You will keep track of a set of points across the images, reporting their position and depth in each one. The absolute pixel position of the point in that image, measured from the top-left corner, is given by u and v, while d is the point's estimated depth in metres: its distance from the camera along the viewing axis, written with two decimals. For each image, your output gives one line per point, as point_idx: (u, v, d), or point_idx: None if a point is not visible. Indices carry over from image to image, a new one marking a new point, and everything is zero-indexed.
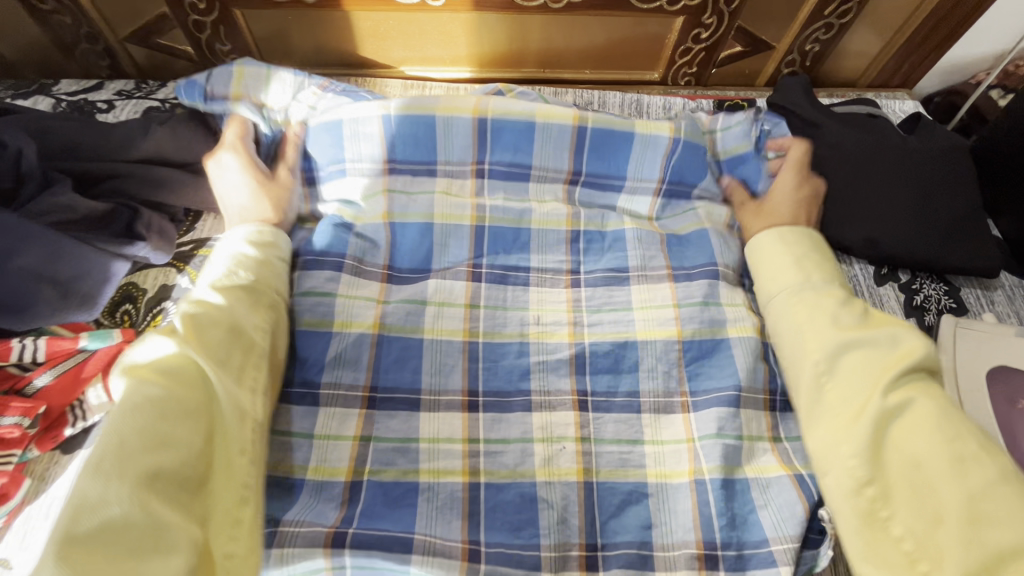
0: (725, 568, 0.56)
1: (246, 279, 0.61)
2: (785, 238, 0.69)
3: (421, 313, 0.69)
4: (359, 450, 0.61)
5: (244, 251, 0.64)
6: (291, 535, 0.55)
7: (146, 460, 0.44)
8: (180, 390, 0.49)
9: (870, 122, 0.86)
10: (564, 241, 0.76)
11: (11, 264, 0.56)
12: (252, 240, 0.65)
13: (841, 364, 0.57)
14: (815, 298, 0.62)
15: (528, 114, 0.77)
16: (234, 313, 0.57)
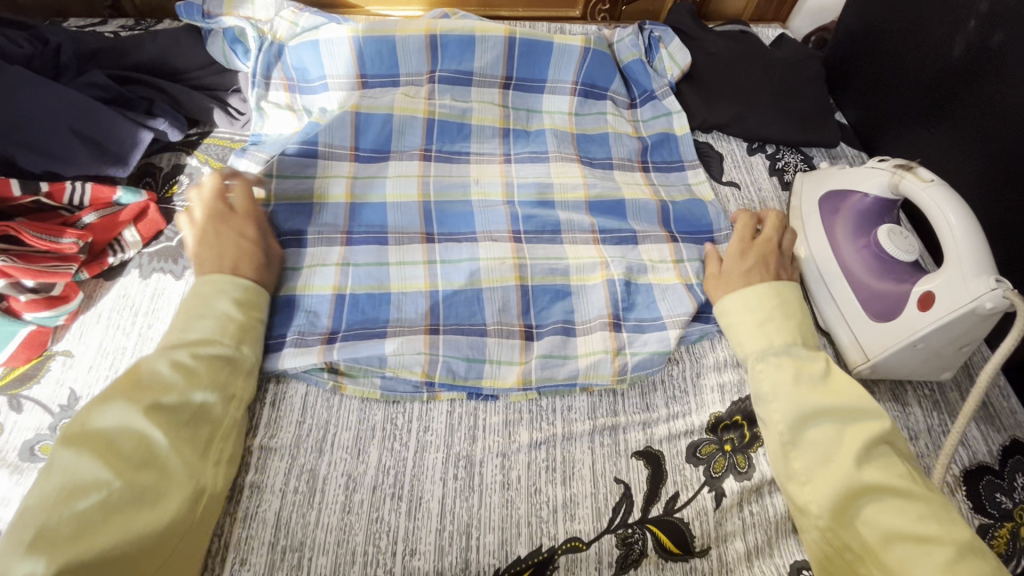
0: (626, 330, 0.76)
1: (225, 351, 0.64)
2: (749, 297, 0.70)
3: (383, 184, 0.86)
4: (340, 273, 0.77)
5: (228, 312, 0.66)
6: (299, 341, 0.71)
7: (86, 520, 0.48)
8: (139, 446, 0.53)
9: (742, 37, 1.08)
10: (498, 135, 0.94)
11: (63, 121, 0.75)
12: (235, 298, 0.67)
13: (814, 432, 0.59)
14: (783, 365, 0.64)
15: (468, 29, 0.93)
16: (207, 390, 0.60)
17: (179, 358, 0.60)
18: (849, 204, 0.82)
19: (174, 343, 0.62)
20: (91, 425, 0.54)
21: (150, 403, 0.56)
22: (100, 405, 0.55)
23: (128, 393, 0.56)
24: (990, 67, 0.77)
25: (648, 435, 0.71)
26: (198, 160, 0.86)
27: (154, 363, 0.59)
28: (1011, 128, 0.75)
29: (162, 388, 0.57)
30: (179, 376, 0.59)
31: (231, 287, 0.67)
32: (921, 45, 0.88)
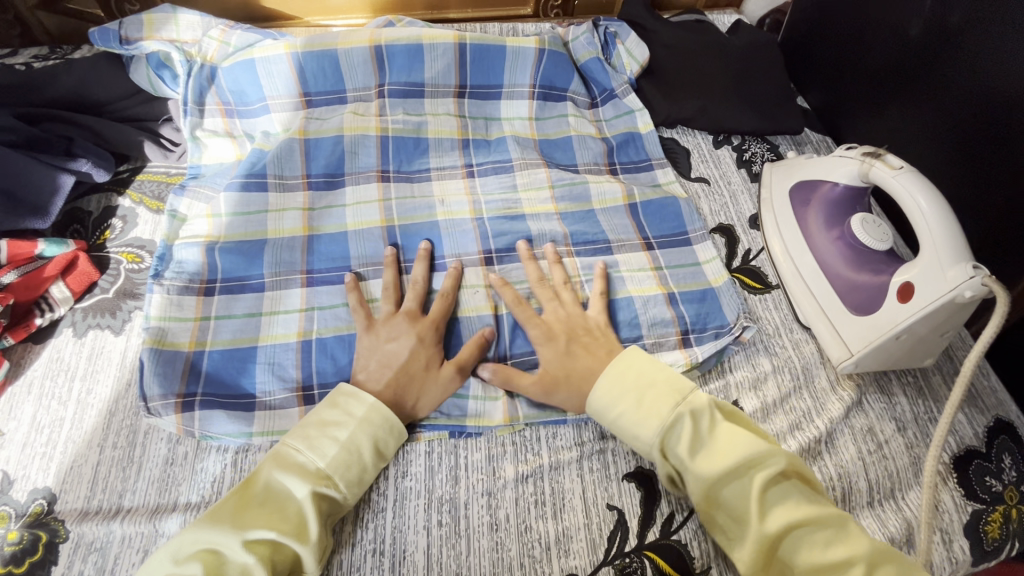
0: None
1: (366, 464, 0.60)
2: (608, 377, 0.66)
3: (343, 214, 0.81)
4: (306, 318, 0.72)
5: (365, 435, 0.60)
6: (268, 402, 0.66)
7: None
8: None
9: (698, 27, 1.05)
10: (457, 147, 0.89)
11: None
12: (379, 422, 0.61)
13: (723, 492, 0.58)
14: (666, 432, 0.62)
15: (416, 37, 0.87)
16: (340, 491, 0.58)
17: (302, 492, 0.56)
18: (819, 194, 0.80)
19: (299, 466, 0.58)
20: (204, 539, 0.52)
21: (256, 536, 0.52)
22: (210, 525, 0.52)
23: (243, 518, 0.54)
24: (950, 46, 0.76)
25: (638, 454, 0.68)
26: (131, 199, 0.79)
27: (278, 485, 0.57)
28: (976, 108, 0.74)
29: (275, 521, 0.54)
30: (288, 513, 0.55)
31: (378, 421, 0.61)
32: (878, 27, 0.87)
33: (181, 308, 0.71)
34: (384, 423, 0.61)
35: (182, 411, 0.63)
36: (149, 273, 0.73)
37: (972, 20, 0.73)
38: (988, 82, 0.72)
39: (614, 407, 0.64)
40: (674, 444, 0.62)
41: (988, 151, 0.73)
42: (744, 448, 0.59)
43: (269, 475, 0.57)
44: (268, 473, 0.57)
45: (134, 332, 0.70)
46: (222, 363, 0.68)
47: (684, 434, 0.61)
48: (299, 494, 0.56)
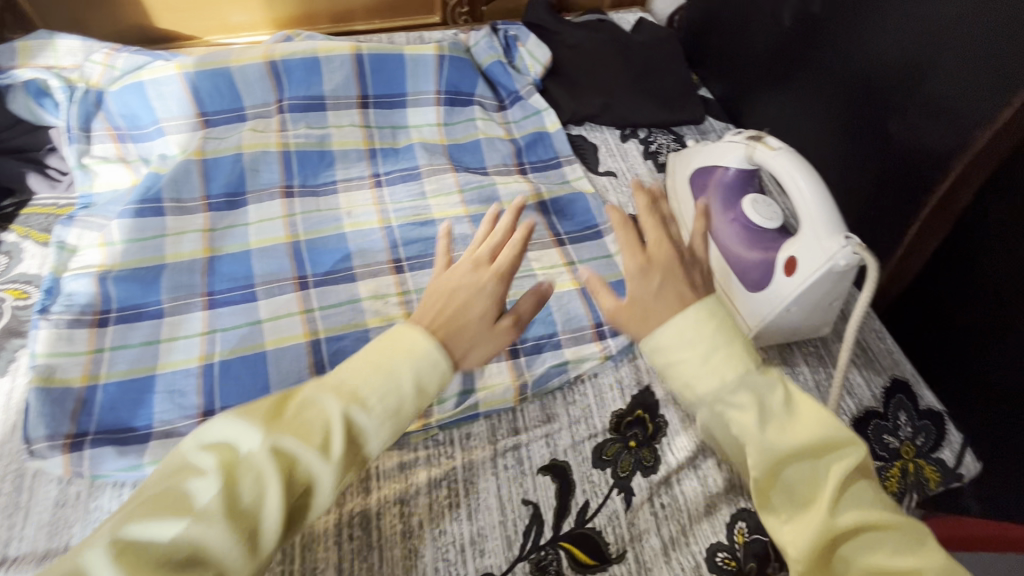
0: (525, 353, 0.75)
1: (370, 406, 0.41)
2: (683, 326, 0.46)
3: (245, 232, 0.79)
4: (208, 341, 0.70)
5: (400, 375, 0.42)
6: (167, 430, 0.64)
7: (187, 556, 0.35)
8: (247, 503, 0.37)
9: (599, 26, 1.08)
10: (364, 157, 0.89)
11: None
12: (416, 361, 0.43)
13: (791, 478, 0.43)
14: (756, 400, 0.44)
15: (311, 51, 0.87)
16: (336, 449, 0.39)
17: (329, 409, 0.40)
18: (712, 179, 0.83)
19: (333, 382, 0.42)
20: (238, 445, 0.38)
21: (200, 451, 0.38)
22: (236, 417, 0.40)
23: (270, 426, 0.39)
24: (817, 33, 0.80)
25: (552, 447, 0.69)
26: (16, 234, 0.76)
27: (309, 401, 0.40)
28: (844, 90, 0.78)
29: (322, 421, 0.39)
30: (246, 471, 0.37)
31: (422, 357, 0.43)
32: (760, 19, 0.91)
33: (72, 341, 0.68)
34: (421, 354, 0.43)
35: (70, 451, 0.61)
36: (35, 308, 0.70)
37: (833, 7, 0.77)
38: (851, 65, 0.76)
39: (682, 310, 0.46)
40: (733, 421, 0.44)
41: (858, 130, 0.77)
42: (815, 428, 0.44)
43: (329, 372, 0.43)
44: (306, 392, 0.41)
45: (20, 372, 0.66)
46: (117, 396, 0.65)
47: (747, 408, 0.43)
48: (309, 412, 0.40)
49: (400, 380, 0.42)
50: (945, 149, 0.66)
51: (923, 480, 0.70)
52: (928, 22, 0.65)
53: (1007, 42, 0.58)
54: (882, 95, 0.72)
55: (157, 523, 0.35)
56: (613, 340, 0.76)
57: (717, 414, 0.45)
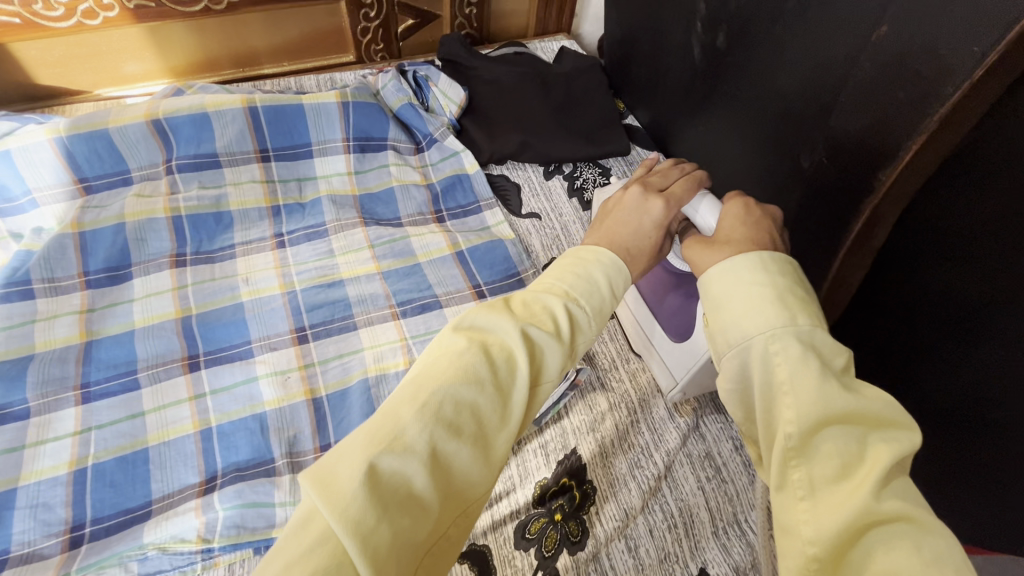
0: None
1: (558, 324, 0.42)
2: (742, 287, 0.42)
3: (129, 310, 0.72)
4: (81, 442, 0.63)
5: (568, 289, 0.44)
6: (26, 554, 0.56)
7: (435, 464, 0.34)
8: (489, 403, 0.37)
9: (516, 58, 1.05)
10: (266, 216, 0.83)
11: None
12: (570, 280, 0.45)
13: (836, 438, 0.34)
14: (807, 353, 0.37)
15: (198, 106, 0.81)
16: (518, 368, 0.39)
17: (554, 302, 0.43)
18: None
19: (545, 285, 0.44)
20: (454, 353, 0.38)
21: (474, 330, 0.40)
22: (483, 313, 0.42)
23: (513, 313, 0.42)
24: (725, 67, 0.76)
25: (471, 530, 0.63)
26: None
27: (530, 299, 0.43)
28: (760, 125, 0.74)
29: (549, 315, 0.42)
30: (479, 366, 0.38)
31: (607, 261, 0.47)
32: (673, 50, 0.87)
33: None
34: (535, 301, 0.43)
35: None
36: None
37: (733, 42, 0.73)
38: (761, 100, 0.72)
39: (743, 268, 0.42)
40: (787, 364, 0.37)
41: (778, 166, 0.73)
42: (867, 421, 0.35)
43: (500, 304, 0.43)
44: (482, 314, 0.42)
45: None
46: None
47: (807, 353, 0.37)
48: (503, 327, 0.40)
49: (592, 269, 0.46)
50: (850, 193, 0.62)
51: None
52: (821, 60, 0.60)
53: (895, 84, 0.52)
54: (793, 133, 0.68)
55: (392, 455, 0.33)
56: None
57: (767, 354, 0.38)
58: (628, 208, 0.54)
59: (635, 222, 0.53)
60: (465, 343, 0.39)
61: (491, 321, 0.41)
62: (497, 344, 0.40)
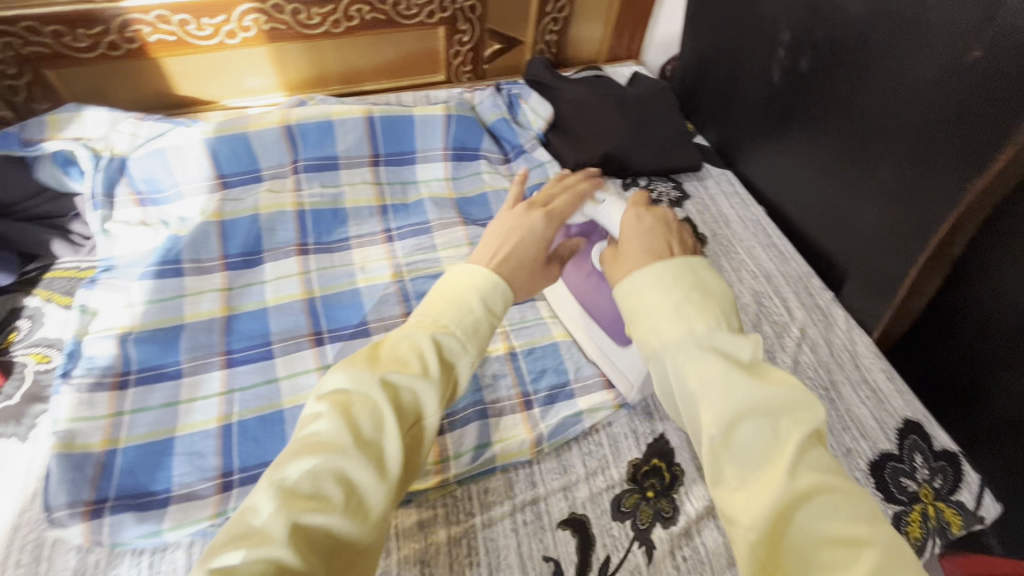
0: (538, 406, 0.75)
1: (426, 369, 0.48)
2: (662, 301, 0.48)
3: (263, 290, 0.81)
4: (226, 401, 0.71)
5: (426, 340, 0.49)
6: (186, 493, 0.64)
7: (308, 534, 0.37)
8: (368, 458, 0.41)
9: (596, 81, 1.13)
10: (376, 213, 0.92)
11: None
12: (437, 321, 0.51)
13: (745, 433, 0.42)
14: (711, 359, 0.44)
15: (325, 114, 0.91)
16: (383, 421, 0.43)
17: (421, 339, 0.49)
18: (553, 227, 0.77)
19: (413, 323, 0.51)
20: (301, 430, 0.43)
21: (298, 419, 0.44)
22: (347, 373, 0.46)
23: (375, 369, 0.47)
24: (805, 89, 0.85)
25: (570, 500, 0.69)
26: (39, 299, 0.78)
27: (397, 342, 0.49)
28: (838, 143, 0.82)
29: (417, 363, 0.48)
30: (348, 426, 0.42)
31: (484, 283, 0.54)
32: (751, 74, 0.96)
33: (92, 405, 0.68)
34: (372, 360, 0.48)
35: (90, 519, 0.61)
36: (57, 372, 0.71)
37: (818, 66, 0.82)
38: (841, 119, 0.80)
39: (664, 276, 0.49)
40: (694, 372, 0.44)
41: (855, 179, 0.81)
42: (782, 411, 0.42)
43: (371, 358, 0.48)
44: (342, 372, 0.47)
45: (42, 436, 0.67)
46: (136, 460, 0.66)
47: (712, 360, 0.44)
48: (365, 391, 0.45)
49: (435, 325, 0.51)
50: (930, 206, 0.70)
51: (945, 523, 0.70)
52: (909, 80, 0.68)
53: (988, 98, 0.60)
54: (873, 148, 0.76)
55: (232, 549, 0.36)
56: (625, 388, 0.77)
57: (677, 365, 0.45)
58: (523, 227, 0.60)
59: (522, 244, 0.59)
60: (323, 416, 0.43)
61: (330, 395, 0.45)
62: (366, 402, 0.44)
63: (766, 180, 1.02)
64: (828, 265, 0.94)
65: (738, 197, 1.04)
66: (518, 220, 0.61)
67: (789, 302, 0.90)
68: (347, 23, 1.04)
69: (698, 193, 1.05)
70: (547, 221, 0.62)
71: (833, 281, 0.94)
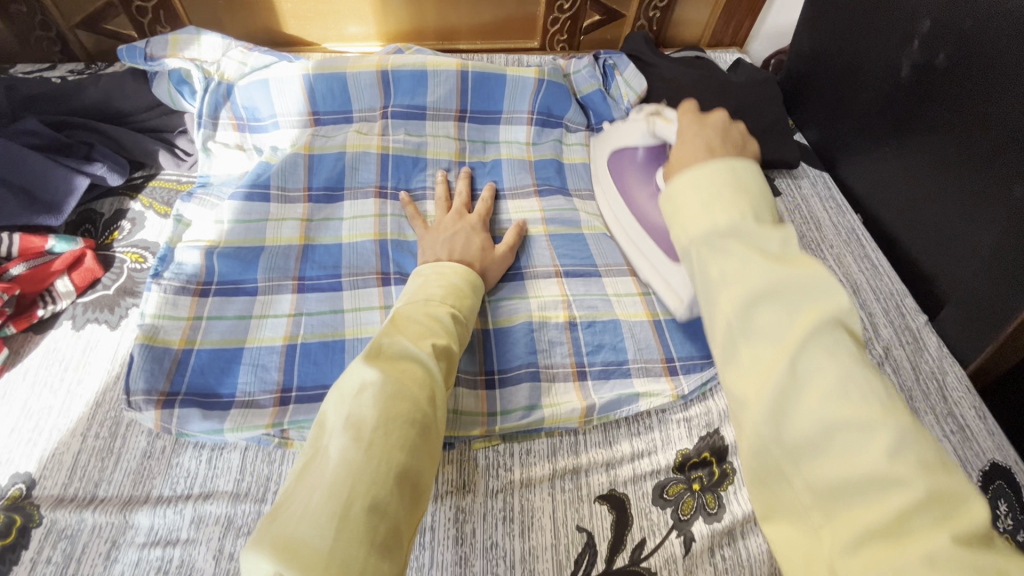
0: (592, 378, 0.73)
1: (451, 330, 0.59)
2: (749, 269, 0.42)
3: (339, 226, 0.84)
4: (294, 322, 0.74)
5: (448, 314, 0.61)
6: (246, 402, 0.67)
7: (403, 481, 0.44)
8: (432, 412, 0.49)
9: (698, 63, 1.09)
10: (454, 166, 0.92)
11: None
12: (450, 300, 0.63)
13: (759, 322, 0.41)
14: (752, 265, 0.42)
15: (421, 64, 0.92)
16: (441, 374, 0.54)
17: (444, 315, 0.61)
18: (627, 164, 0.88)
19: (430, 302, 0.62)
20: (372, 392, 0.47)
21: (365, 372, 0.49)
22: (384, 341, 0.53)
23: (413, 337, 0.55)
24: (936, 88, 0.78)
25: (612, 477, 0.67)
26: (141, 204, 0.83)
27: (416, 322, 0.57)
28: (962, 150, 0.75)
29: (444, 336, 0.58)
30: (411, 377, 0.50)
31: (465, 272, 0.68)
32: (873, 68, 0.89)
33: (176, 306, 0.73)
34: (415, 329, 0.56)
35: (161, 407, 0.65)
36: (149, 272, 0.76)
37: (957, 61, 0.74)
38: (974, 125, 0.73)
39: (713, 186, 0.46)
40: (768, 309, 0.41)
41: (976, 191, 0.73)
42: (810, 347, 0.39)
43: (397, 334, 0.54)
44: (379, 342, 0.53)
45: (129, 326, 0.72)
46: (208, 362, 0.69)
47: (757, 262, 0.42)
48: (420, 357, 0.52)
49: (434, 306, 0.61)
50: None
51: None
52: None
53: None
54: (1007, 159, 0.69)
55: (362, 488, 0.41)
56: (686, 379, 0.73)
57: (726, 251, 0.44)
58: (464, 232, 0.78)
59: (463, 244, 0.76)
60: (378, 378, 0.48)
61: (381, 357, 0.51)
62: (418, 363, 0.52)
63: (866, 186, 0.95)
64: (927, 287, 0.85)
65: (833, 201, 0.97)
66: (462, 226, 0.79)
67: (876, 318, 0.84)
68: None
69: (790, 191, 0.99)
70: (481, 227, 0.81)
71: (928, 304, 0.86)
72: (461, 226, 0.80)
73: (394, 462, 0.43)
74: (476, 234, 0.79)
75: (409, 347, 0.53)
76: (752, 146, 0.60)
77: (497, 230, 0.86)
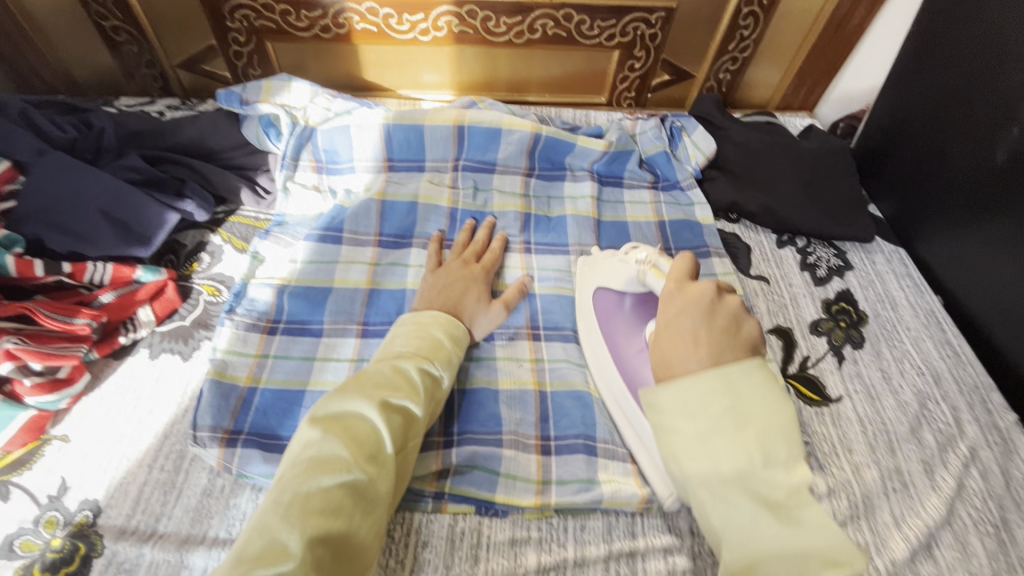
0: None
1: (415, 381, 0.59)
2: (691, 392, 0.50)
3: (405, 272, 0.85)
4: (355, 368, 0.75)
5: (420, 363, 0.61)
6: None
7: (318, 546, 0.45)
8: (371, 471, 0.51)
9: (769, 127, 1.07)
10: (519, 218, 0.92)
11: (93, 204, 0.79)
12: (423, 350, 0.63)
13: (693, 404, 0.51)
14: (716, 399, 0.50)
15: (496, 122, 0.95)
16: (394, 433, 0.54)
17: (409, 364, 0.60)
18: (615, 313, 0.78)
19: (406, 352, 0.62)
20: (309, 451, 0.51)
21: (309, 431, 0.52)
22: (338, 396, 0.55)
23: (368, 390, 0.56)
24: None
25: (671, 565, 0.63)
26: (221, 238, 0.88)
27: (374, 374, 0.58)
28: None
29: (405, 388, 0.57)
30: (354, 436, 0.52)
31: (446, 319, 0.68)
32: (962, 150, 0.85)
33: (246, 343, 0.75)
34: (376, 379, 0.57)
35: (225, 445, 0.66)
36: (224, 307, 0.79)
37: None
38: None
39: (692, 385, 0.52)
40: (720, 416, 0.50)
41: None
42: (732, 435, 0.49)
43: (353, 389, 0.56)
44: (335, 397, 0.55)
45: (200, 359, 0.75)
46: (271, 403, 0.70)
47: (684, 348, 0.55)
48: (369, 415, 0.53)
49: (402, 357, 0.61)
50: None
51: None
52: None
53: None
54: None
55: (276, 557, 0.43)
56: None
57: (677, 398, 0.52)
58: (465, 280, 0.78)
59: (459, 294, 0.75)
60: (321, 441, 0.51)
61: (330, 415, 0.53)
62: (364, 423, 0.53)
63: (948, 268, 0.90)
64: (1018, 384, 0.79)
65: (911, 280, 0.93)
66: (465, 275, 0.79)
67: (960, 413, 0.78)
68: (529, 35, 1.07)
69: (864, 266, 0.95)
70: (481, 277, 0.80)
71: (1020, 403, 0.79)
72: (453, 270, 0.79)
73: (310, 530, 0.45)
74: (477, 280, 0.79)
75: (360, 402, 0.55)
76: (750, 330, 0.56)
77: (498, 284, 0.84)
